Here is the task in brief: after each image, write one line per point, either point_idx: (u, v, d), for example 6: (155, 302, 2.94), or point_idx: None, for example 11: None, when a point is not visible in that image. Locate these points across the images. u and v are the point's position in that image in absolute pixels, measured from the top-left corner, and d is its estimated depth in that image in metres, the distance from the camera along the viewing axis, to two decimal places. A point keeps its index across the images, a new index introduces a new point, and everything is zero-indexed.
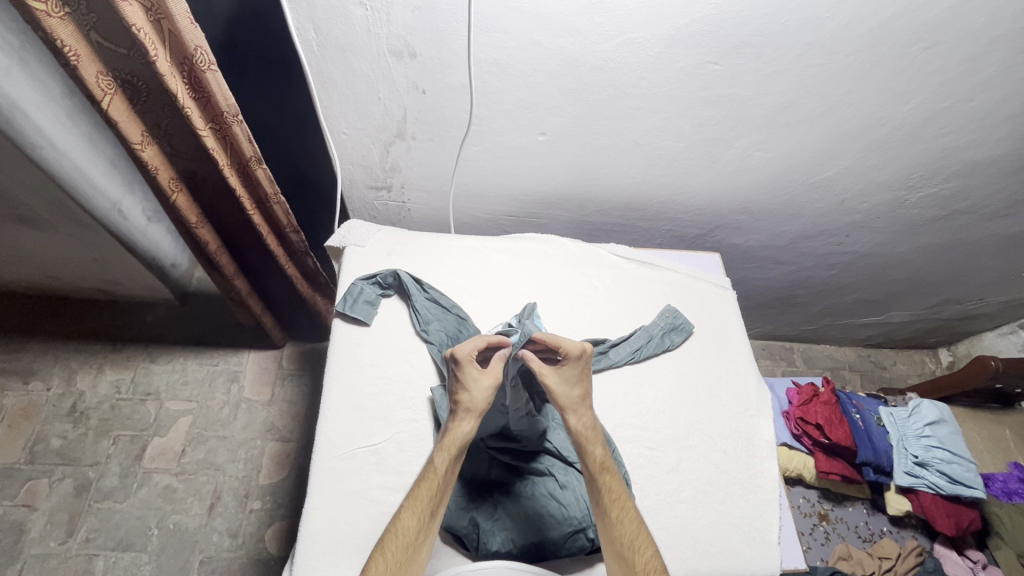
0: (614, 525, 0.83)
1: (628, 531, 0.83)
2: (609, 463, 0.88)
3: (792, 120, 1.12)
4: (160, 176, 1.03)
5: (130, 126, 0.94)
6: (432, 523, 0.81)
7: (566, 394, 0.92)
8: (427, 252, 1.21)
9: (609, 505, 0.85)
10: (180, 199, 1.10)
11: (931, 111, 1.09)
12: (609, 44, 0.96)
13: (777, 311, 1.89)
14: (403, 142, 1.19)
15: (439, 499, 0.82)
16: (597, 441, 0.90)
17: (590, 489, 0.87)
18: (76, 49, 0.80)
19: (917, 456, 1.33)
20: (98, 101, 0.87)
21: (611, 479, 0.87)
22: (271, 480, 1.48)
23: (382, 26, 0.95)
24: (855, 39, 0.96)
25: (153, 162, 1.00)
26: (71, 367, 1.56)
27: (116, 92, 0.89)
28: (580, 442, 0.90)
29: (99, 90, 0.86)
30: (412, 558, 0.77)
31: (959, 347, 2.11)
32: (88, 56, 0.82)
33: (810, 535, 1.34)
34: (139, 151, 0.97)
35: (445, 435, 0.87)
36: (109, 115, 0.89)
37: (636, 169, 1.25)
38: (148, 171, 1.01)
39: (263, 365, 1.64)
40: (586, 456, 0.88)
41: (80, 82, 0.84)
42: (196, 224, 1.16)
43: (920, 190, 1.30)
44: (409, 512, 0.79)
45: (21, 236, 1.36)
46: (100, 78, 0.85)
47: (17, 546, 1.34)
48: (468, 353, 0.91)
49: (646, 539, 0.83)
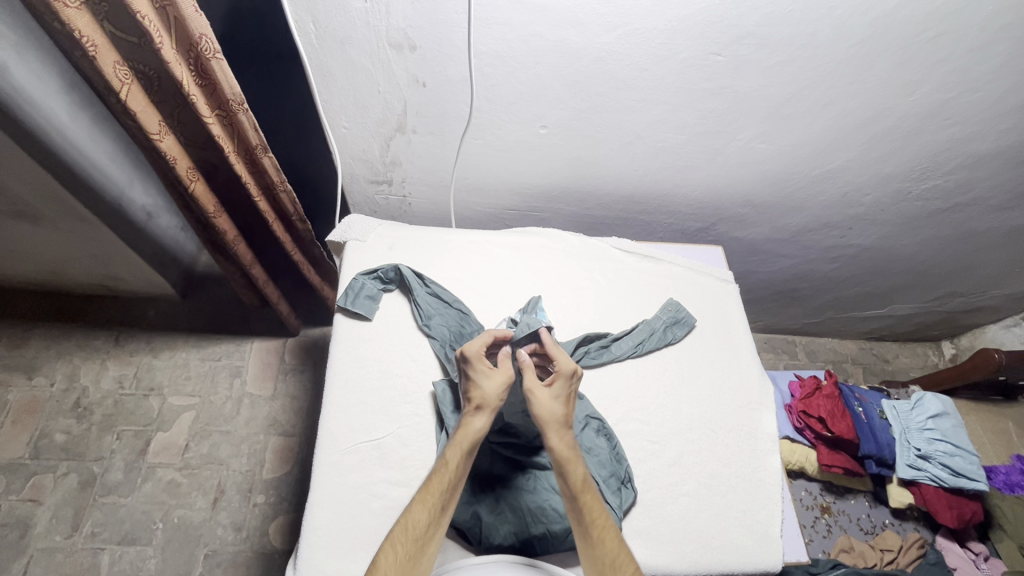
0: (592, 544, 0.80)
1: (610, 550, 0.79)
2: (588, 486, 0.84)
3: (796, 111, 1.11)
4: (178, 166, 1.02)
5: (148, 117, 0.93)
6: (446, 516, 0.80)
7: (552, 415, 0.88)
8: (428, 246, 1.20)
9: (590, 524, 0.81)
10: (198, 188, 1.09)
11: (938, 102, 1.08)
12: (611, 35, 0.96)
13: (780, 304, 1.89)
14: (403, 136, 1.19)
15: (449, 493, 0.81)
16: (577, 462, 0.86)
17: (570, 508, 0.83)
18: (93, 40, 0.78)
19: (919, 449, 1.33)
20: (117, 92, 0.86)
21: (591, 497, 0.84)
22: (276, 475, 1.49)
23: (382, 18, 0.94)
24: (861, 29, 0.94)
25: (172, 151, 0.99)
26: (74, 363, 1.56)
27: (133, 83, 0.88)
28: (559, 463, 0.85)
29: (118, 81, 0.85)
30: (422, 552, 0.76)
31: (962, 339, 2.10)
32: (105, 47, 0.81)
33: (813, 528, 1.34)
34: (157, 141, 0.96)
35: (458, 429, 0.86)
36: (128, 106, 0.88)
37: (638, 162, 1.24)
38: (166, 160, 1.00)
39: (265, 360, 1.64)
40: (562, 478, 0.85)
41: (98, 73, 0.83)
42: (214, 213, 1.14)
43: (925, 181, 1.29)
44: (420, 504, 0.78)
45: (22, 231, 1.36)
46: (119, 69, 0.84)
47: (23, 540, 1.35)
48: (477, 351, 0.92)
49: (626, 556, 0.79)
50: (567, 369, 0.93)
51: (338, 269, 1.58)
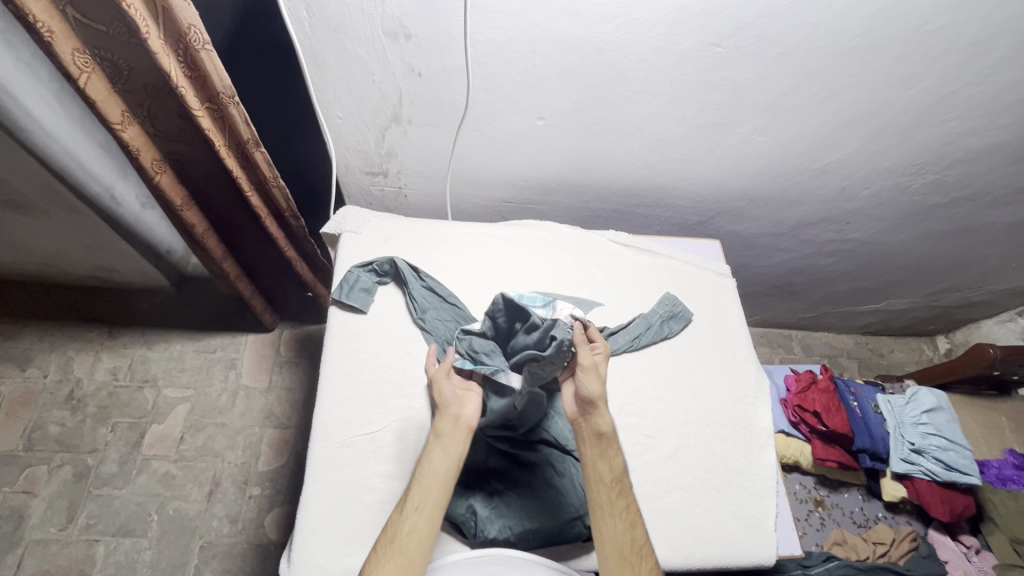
0: (624, 532, 0.79)
1: (640, 537, 0.80)
2: (625, 474, 0.84)
3: (795, 104, 1.10)
4: (143, 158, 1.00)
5: (110, 106, 0.91)
6: (426, 516, 0.77)
7: (602, 391, 0.86)
8: (424, 239, 1.19)
9: (623, 508, 0.81)
10: (165, 180, 1.07)
11: (938, 95, 1.07)
12: (609, 25, 0.94)
13: (777, 298, 1.88)
14: (399, 127, 1.17)
15: (424, 491, 0.79)
16: (619, 448, 0.85)
17: (608, 492, 0.81)
18: (49, 24, 0.76)
19: (914, 443, 1.34)
20: (74, 79, 0.84)
21: (625, 485, 0.83)
22: (271, 467, 1.48)
23: (377, 6, 0.92)
24: (861, 20, 0.93)
25: (135, 143, 0.98)
26: (67, 354, 1.55)
27: (93, 69, 0.85)
28: (605, 443, 0.84)
29: (76, 67, 0.83)
30: (405, 555, 0.73)
31: (957, 334, 2.11)
32: (63, 32, 0.79)
33: (806, 521, 1.33)
34: (120, 131, 0.94)
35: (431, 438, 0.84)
36: (87, 93, 0.86)
37: (637, 154, 1.23)
38: (128, 151, 0.98)
39: (261, 352, 1.63)
40: (605, 461, 0.83)
41: (56, 59, 0.80)
42: (181, 206, 1.13)
43: (924, 176, 1.28)
44: (396, 508, 0.78)
45: (13, 221, 1.34)
46: (76, 55, 0.82)
47: (17, 532, 1.34)
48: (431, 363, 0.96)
49: (648, 547, 0.81)
50: (601, 351, 0.92)
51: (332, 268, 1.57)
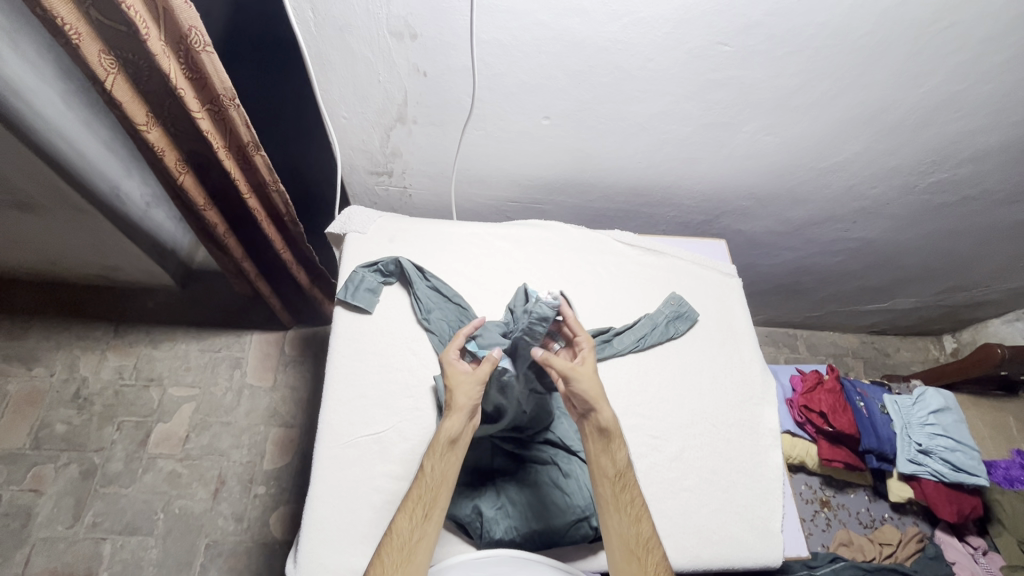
0: (628, 525, 0.80)
1: (645, 532, 0.80)
2: (629, 467, 0.84)
3: (803, 104, 1.10)
4: (166, 158, 1.01)
5: (135, 108, 0.91)
6: (433, 521, 0.78)
7: (599, 390, 0.86)
8: (429, 239, 1.19)
9: (627, 503, 0.81)
10: (187, 180, 1.07)
11: (947, 94, 1.06)
12: (616, 24, 0.94)
13: (782, 297, 1.88)
14: (404, 126, 1.17)
15: (433, 496, 0.79)
16: (622, 442, 0.85)
17: (608, 488, 0.82)
18: (76, 27, 0.76)
19: (920, 444, 1.33)
20: (100, 81, 0.84)
21: (629, 480, 0.83)
22: (275, 466, 1.49)
23: (382, 6, 0.92)
24: (870, 18, 0.92)
25: (158, 143, 0.98)
26: (73, 353, 1.56)
27: (119, 72, 0.86)
28: (608, 439, 0.84)
29: (102, 69, 0.83)
30: (411, 558, 0.75)
31: (964, 333, 2.10)
32: (89, 35, 0.79)
33: (812, 521, 1.33)
34: (145, 132, 0.94)
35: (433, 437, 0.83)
36: (112, 95, 0.86)
37: (642, 153, 1.22)
38: (152, 151, 0.99)
39: (266, 351, 1.64)
40: (608, 455, 0.83)
41: (81, 61, 0.81)
42: (203, 206, 1.13)
43: (932, 175, 1.27)
44: (403, 513, 0.77)
45: (19, 221, 1.34)
46: (103, 57, 0.82)
47: (25, 529, 1.35)
48: (453, 355, 0.89)
49: (657, 542, 0.80)
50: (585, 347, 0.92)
51: (329, 275, 1.57)
